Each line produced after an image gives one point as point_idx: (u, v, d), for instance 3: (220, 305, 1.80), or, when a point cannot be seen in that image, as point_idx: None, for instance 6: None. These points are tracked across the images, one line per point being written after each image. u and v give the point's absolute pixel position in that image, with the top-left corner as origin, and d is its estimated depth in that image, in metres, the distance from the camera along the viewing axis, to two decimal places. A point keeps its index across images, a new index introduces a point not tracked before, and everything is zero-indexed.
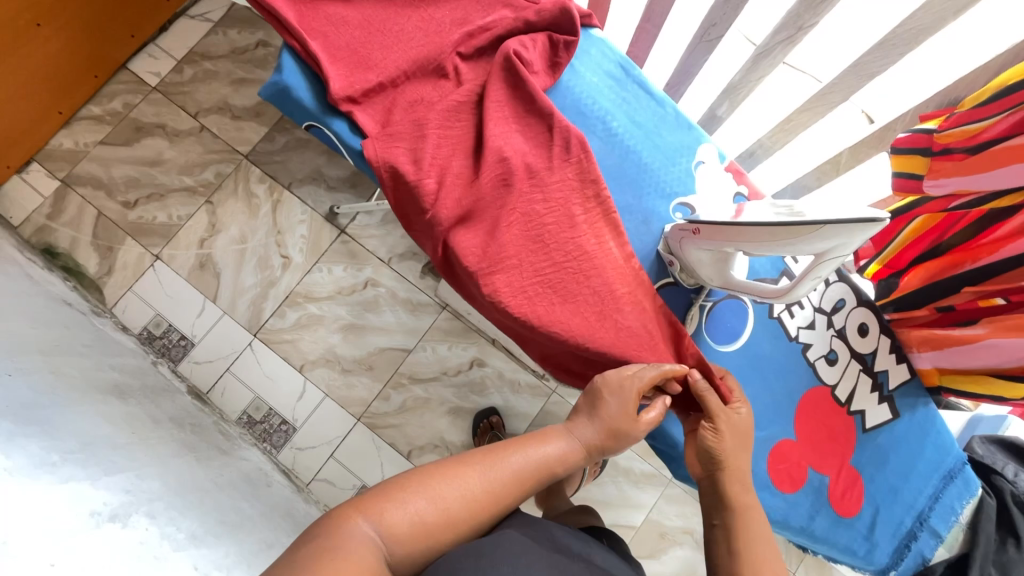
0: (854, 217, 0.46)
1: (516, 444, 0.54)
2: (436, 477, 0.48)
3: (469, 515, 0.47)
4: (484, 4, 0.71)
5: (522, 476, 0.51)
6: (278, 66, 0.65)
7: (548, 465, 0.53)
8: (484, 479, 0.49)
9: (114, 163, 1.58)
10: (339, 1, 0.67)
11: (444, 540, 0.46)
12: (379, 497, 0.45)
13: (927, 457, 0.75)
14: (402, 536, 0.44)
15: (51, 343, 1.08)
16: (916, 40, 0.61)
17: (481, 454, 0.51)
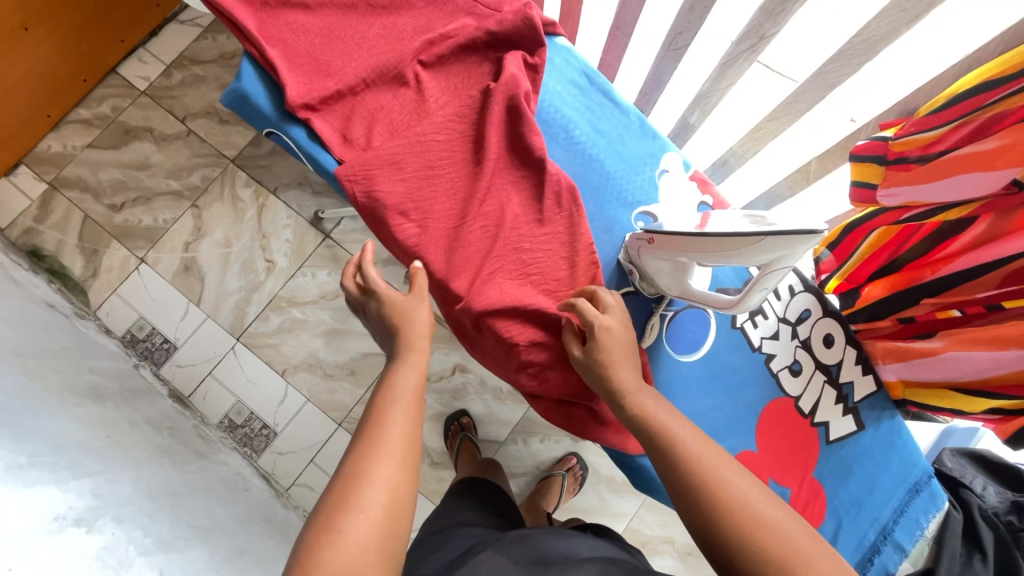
0: (792, 231, 0.46)
1: (379, 399, 0.53)
2: (344, 495, 0.44)
3: (401, 492, 0.46)
4: (447, 11, 0.71)
5: (407, 411, 0.52)
6: (238, 74, 0.66)
7: (417, 390, 0.55)
8: (384, 447, 0.48)
9: (101, 166, 1.59)
10: (299, 8, 0.67)
11: (398, 532, 0.44)
12: (308, 562, 0.40)
13: (892, 470, 0.75)
14: (362, 561, 0.41)
15: (29, 344, 1.08)
16: (872, 50, 0.60)
17: (361, 444, 0.48)
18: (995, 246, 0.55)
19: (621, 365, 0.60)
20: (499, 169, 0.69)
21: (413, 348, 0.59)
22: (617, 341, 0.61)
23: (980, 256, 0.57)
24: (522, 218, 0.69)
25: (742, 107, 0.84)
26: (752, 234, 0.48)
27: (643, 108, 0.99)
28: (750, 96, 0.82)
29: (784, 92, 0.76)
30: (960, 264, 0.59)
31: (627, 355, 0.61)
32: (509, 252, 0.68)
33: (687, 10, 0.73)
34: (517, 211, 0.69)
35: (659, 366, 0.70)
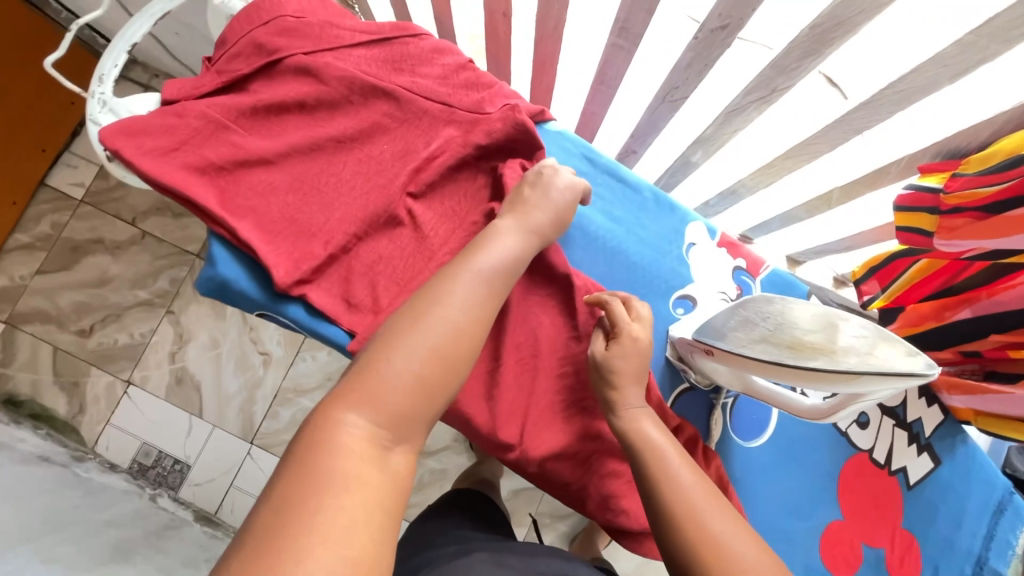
0: (892, 371, 0.42)
1: (460, 259, 0.48)
2: (405, 329, 0.42)
3: (455, 354, 0.43)
4: (423, 126, 0.62)
5: (484, 283, 0.47)
6: (210, 259, 0.57)
7: (505, 258, 0.50)
8: (455, 308, 0.44)
9: (58, 291, 1.46)
10: (261, 165, 0.58)
11: (444, 388, 0.42)
12: (354, 388, 0.39)
13: (975, 496, 0.73)
14: (402, 396, 0.39)
15: (41, 515, 0.93)
16: (907, 99, 0.54)
17: (430, 288, 0.45)
18: None
19: (629, 383, 0.56)
20: (520, 293, 0.63)
21: (531, 226, 0.54)
22: (636, 353, 0.57)
23: None
24: (557, 341, 0.63)
25: (764, 141, 0.75)
26: (843, 372, 0.44)
27: (637, 149, 0.92)
28: (778, 126, 0.73)
29: (833, 115, 0.62)
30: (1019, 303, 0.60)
31: (642, 370, 0.57)
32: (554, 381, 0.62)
33: (685, 67, 0.65)
34: (551, 334, 0.63)
35: (730, 459, 0.66)
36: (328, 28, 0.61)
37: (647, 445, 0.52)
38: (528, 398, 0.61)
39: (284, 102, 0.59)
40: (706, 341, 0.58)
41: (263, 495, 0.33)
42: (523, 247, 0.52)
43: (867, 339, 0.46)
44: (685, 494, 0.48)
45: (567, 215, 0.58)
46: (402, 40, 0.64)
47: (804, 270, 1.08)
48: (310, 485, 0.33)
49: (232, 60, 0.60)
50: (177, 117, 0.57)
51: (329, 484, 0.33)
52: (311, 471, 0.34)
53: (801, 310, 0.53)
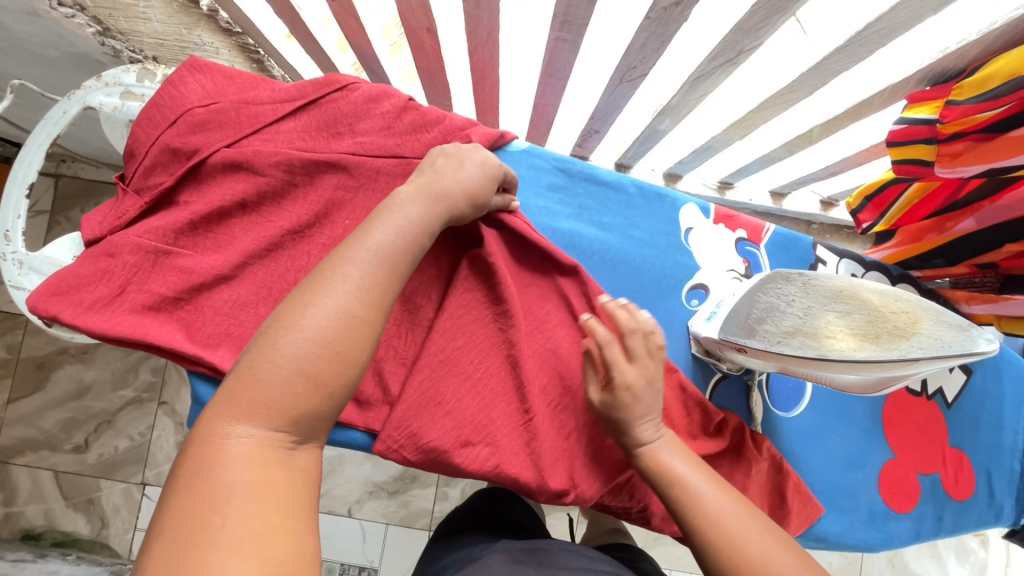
0: (948, 351, 0.41)
1: (353, 233, 0.40)
2: (286, 317, 0.35)
3: (355, 339, 0.36)
4: (380, 186, 0.56)
5: (382, 257, 0.39)
6: (198, 399, 0.52)
7: (406, 225, 0.41)
8: (349, 289, 0.36)
9: (38, 414, 1.36)
10: (219, 283, 0.52)
11: (345, 378, 0.35)
12: (234, 389, 0.33)
13: (1010, 395, 0.74)
14: (288, 393, 0.33)
15: None
16: (888, 36, 0.50)
17: (318, 269, 0.37)
18: None
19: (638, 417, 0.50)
20: (532, 331, 0.58)
21: (448, 196, 0.46)
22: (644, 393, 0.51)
23: None
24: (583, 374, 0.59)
25: (737, 95, 0.71)
26: (899, 359, 0.42)
27: (600, 128, 0.86)
28: (754, 76, 0.67)
29: (804, 66, 0.58)
30: None
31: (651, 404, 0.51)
32: (590, 414, 0.59)
33: (640, 48, 0.59)
34: (572, 363, 0.59)
35: (777, 436, 0.65)
36: (245, 108, 0.54)
37: (674, 476, 0.48)
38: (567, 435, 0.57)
39: (224, 206, 0.53)
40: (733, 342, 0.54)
41: (152, 528, 0.29)
42: (434, 214, 0.44)
43: (908, 316, 0.45)
44: (721, 520, 0.44)
45: (490, 175, 0.50)
46: (330, 98, 0.57)
47: (790, 201, 1.06)
48: (196, 514, 0.29)
49: (150, 174, 0.53)
50: (109, 257, 0.51)
51: (218, 509, 0.29)
52: (202, 495, 0.30)
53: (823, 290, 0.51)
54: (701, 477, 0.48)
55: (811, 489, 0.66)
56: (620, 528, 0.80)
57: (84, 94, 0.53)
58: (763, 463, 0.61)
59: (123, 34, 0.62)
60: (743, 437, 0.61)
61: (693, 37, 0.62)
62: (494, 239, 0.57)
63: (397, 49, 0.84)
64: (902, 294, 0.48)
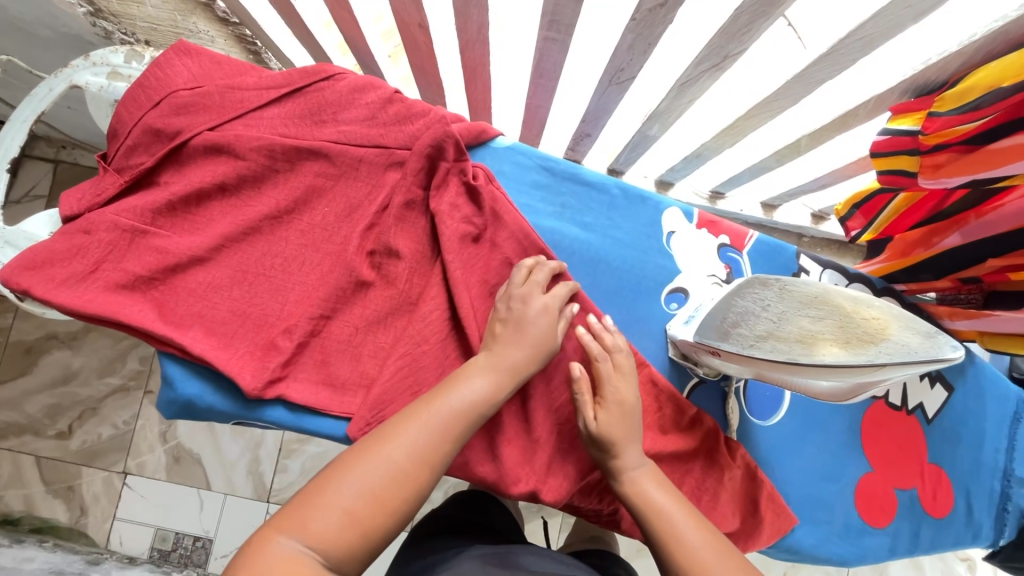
0: (915, 357, 0.41)
1: (430, 396, 0.47)
2: (357, 458, 0.42)
3: (400, 492, 0.42)
4: (363, 176, 0.56)
5: (447, 422, 0.45)
6: (167, 380, 0.51)
7: (470, 399, 0.47)
8: (411, 450, 0.43)
9: (23, 398, 1.36)
10: (195, 265, 0.52)
11: (384, 527, 0.41)
12: (296, 507, 0.39)
13: (992, 413, 0.74)
14: (338, 527, 0.39)
15: None
16: (870, 45, 0.50)
17: (392, 423, 0.45)
18: None
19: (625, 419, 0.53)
20: None
21: (509, 362, 0.50)
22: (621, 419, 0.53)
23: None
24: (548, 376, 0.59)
25: (724, 99, 0.71)
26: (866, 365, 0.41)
27: (591, 132, 0.87)
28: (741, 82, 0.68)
29: (788, 75, 0.59)
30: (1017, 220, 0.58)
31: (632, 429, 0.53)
32: (558, 414, 0.59)
33: (626, 50, 0.60)
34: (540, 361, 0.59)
35: (749, 445, 0.65)
36: (230, 92, 0.54)
37: (651, 507, 0.49)
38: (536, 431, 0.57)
39: (203, 188, 0.53)
40: (708, 343, 0.54)
41: None
42: (498, 387, 0.49)
43: (878, 323, 0.44)
44: (688, 546, 0.46)
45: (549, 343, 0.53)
46: (316, 87, 0.57)
47: (781, 213, 1.06)
48: None
49: (132, 154, 0.53)
50: (85, 233, 0.51)
51: None
52: None
53: (798, 294, 0.50)
54: (681, 510, 0.49)
55: (786, 499, 0.65)
56: (602, 535, 0.78)
57: (71, 73, 0.54)
58: (735, 469, 0.61)
59: (114, 16, 0.63)
60: (717, 441, 0.61)
61: (679, 43, 0.62)
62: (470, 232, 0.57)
63: (395, 56, 0.87)
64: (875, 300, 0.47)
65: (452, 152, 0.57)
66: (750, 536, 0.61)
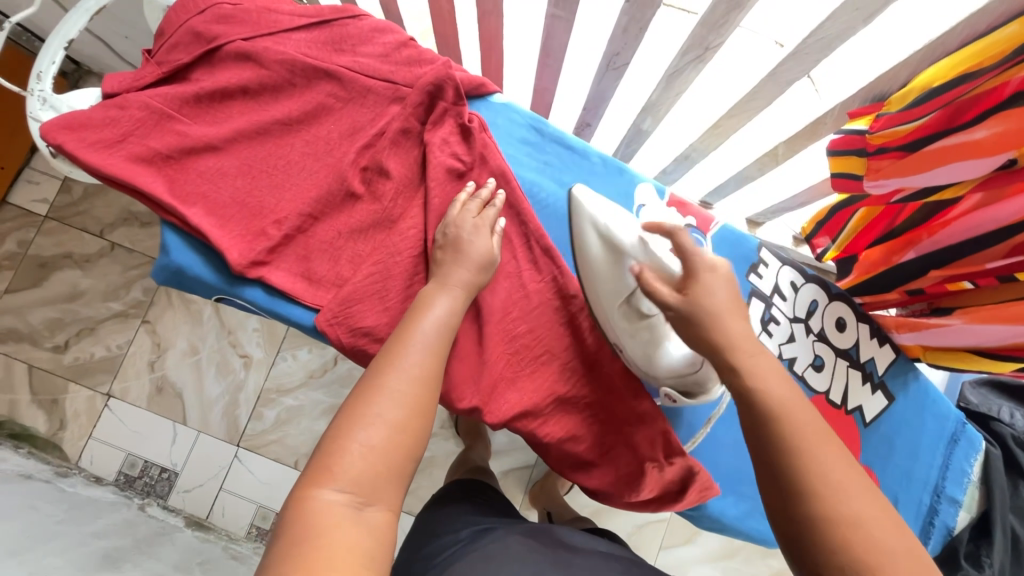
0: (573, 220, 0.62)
1: (401, 329, 0.52)
2: (360, 404, 0.46)
3: (413, 420, 0.47)
4: (369, 103, 0.63)
5: (426, 348, 0.51)
6: (163, 248, 0.57)
7: (443, 325, 0.53)
8: (407, 379, 0.48)
9: (28, 308, 1.42)
10: (208, 151, 0.59)
11: (407, 451, 0.45)
12: (324, 462, 0.42)
13: (930, 429, 0.77)
14: (370, 463, 0.43)
15: (19, 531, 0.86)
16: (830, 46, 0.56)
17: (379, 362, 0.49)
18: (981, 221, 0.55)
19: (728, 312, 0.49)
20: None
21: (461, 284, 0.56)
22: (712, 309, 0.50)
23: (971, 229, 0.57)
24: (502, 310, 0.64)
25: (710, 99, 0.77)
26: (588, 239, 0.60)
27: (590, 121, 0.94)
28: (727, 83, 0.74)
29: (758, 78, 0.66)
30: (957, 234, 0.58)
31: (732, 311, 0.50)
32: (509, 344, 0.65)
33: (622, 33, 0.67)
34: (500, 297, 0.65)
35: (678, 417, 0.72)
36: (266, 13, 0.62)
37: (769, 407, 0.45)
38: (488, 358, 0.63)
39: (227, 88, 0.60)
40: (676, 393, 0.62)
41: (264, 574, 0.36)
42: (456, 304, 0.55)
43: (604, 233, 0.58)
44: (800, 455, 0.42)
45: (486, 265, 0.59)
46: (341, 22, 0.64)
47: (765, 230, 1.11)
48: (308, 553, 0.36)
49: (171, 51, 0.60)
50: (119, 109, 0.58)
51: (321, 552, 0.36)
52: (309, 544, 0.37)
53: (612, 295, 0.59)
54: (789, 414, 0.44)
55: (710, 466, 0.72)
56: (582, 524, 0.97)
57: None
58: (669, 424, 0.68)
59: None
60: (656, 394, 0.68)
61: None
62: (456, 167, 0.63)
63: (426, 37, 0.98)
64: (600, 256, 0.58)
65: (451, 94, 0.63)
66: (679, 493, 0.67)
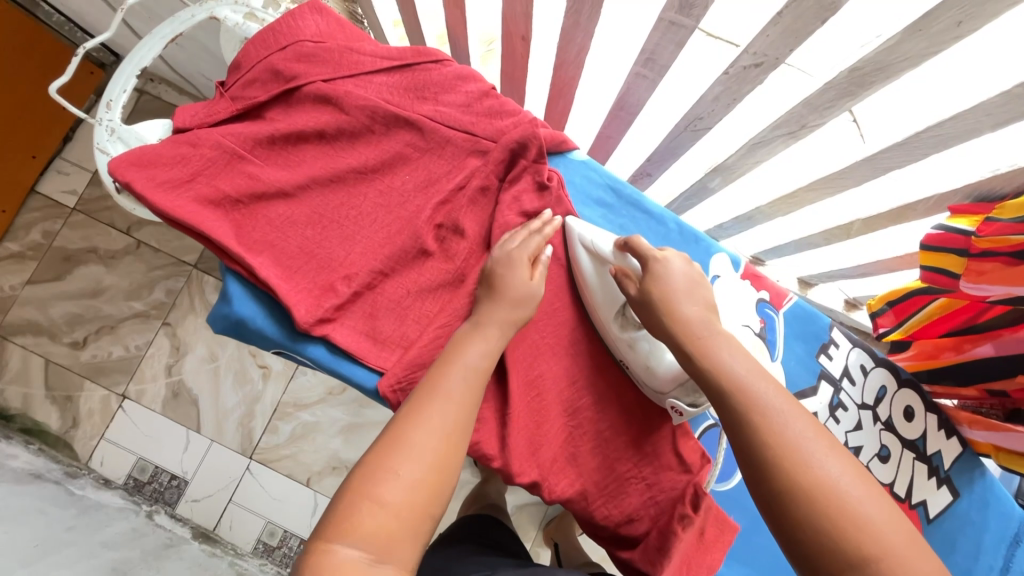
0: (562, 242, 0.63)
1: (439, 363, 0.46)
2: (389, 444, 0.39)
3: (447, 468, 0.39)
4: (447, 155, 0.60)
5: (466, 386, 0.45)
6: (226, 297, 0.54)
7: (483, 363, 0.47)
8: (444, 420, 0.41)
9: (50, 301, 1.39)
10: (279, 198, 0.56)
11: (435, 504, 0.37)
12: (342, 512, 0.35)
13: (994, 529, 0.73)
14: (392, 515, 0.35)
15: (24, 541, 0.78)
16: (943, 144, 0.53)
17: (414, 398, 0.43)
18: None
19: (681, 298, 0.48)
20: (538, 323, 0.62)
21: (501, 318, 0.51)
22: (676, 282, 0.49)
23: None
24: (567, 380, 0.61)
25: (791, 169, 0.74)
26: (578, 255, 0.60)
27: (653, 171, 0.91)
28: (810, 155, 0.71)
29: (843, 163, 0.64)
30: None
31: (690, 288, 0.49)
32: (571, 418, 0.61)
33: (711, 99, 0.63)
34: (565, 366, 0.62)
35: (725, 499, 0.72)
36: (348, 53, 0.59)
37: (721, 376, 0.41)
38: (550, 433, 0.60)
39: (303, 131, 0.57)
40: (683, 404, 0.54)
41: None
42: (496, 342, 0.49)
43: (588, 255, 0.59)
44: (782, 433, 0.37)
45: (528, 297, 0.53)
46: (424, 66, 0.61)
47: (816, 292, 1.09)
48: None
49: (248, 87, 0.58)
50: (191, 146, 0.55)
51: None
52: None
53: (605, 310, 0.58)
54: (760, 381, 0.40)
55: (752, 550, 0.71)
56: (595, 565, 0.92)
57: (214, 6, 0.59)
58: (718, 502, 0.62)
59: None
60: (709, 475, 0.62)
61: (753, 110, 0.66)
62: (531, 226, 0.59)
63: (487, 59, 0.91)
64: (590, 273, 0.59)
65: (534, 153, 0.59)
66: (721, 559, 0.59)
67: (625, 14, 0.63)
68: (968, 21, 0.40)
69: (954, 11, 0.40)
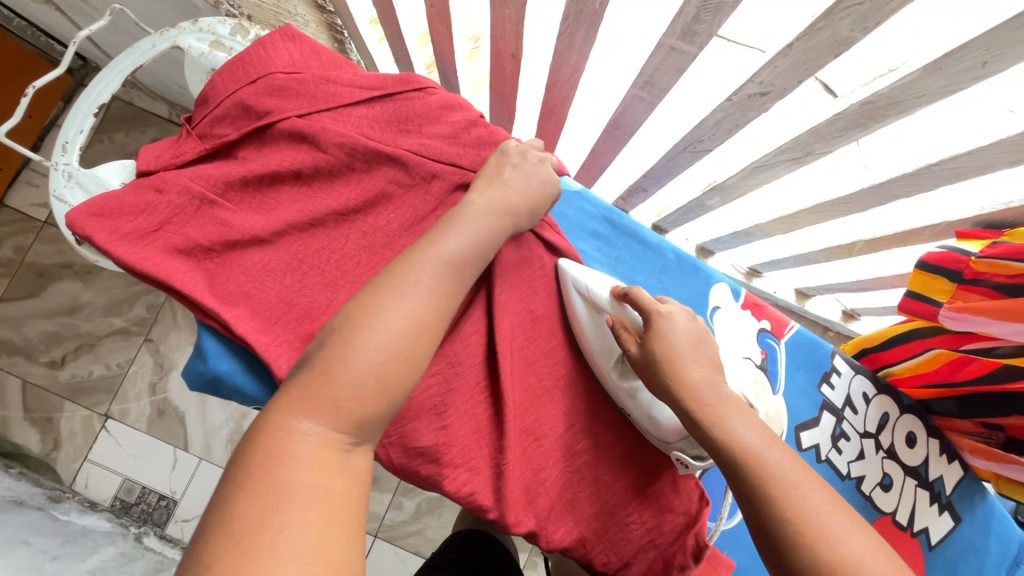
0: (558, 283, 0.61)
1: (422, 239, 0.44)
2: (363, 316, 0.37)
3: (420, 345, 0.38)
4: (434, 191, 0.56)
5: (448, 265, 0.42)
6: (200, 353, 0.51)
7: (471, 240, 0.45)
8: (421, 295, 0.40)
9: (23, 320, 1.31)
10: (253, 245, 0.52)
11: (405, 384, 0.37)
12: (308, 386, 0.34)
13: (993, 553, 0.73)
14: (360, 391, 0.35)
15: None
16: (958, 177, 0.50)
17: (393, 269, 0.40)
18: None
19: (687, 357, 0.46)
20: (534, 363, 0.59)
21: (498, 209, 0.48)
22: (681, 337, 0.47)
23: None
24: (565, 424, 0.59)
25: (790, 194, 0.72)
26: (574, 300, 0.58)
27: (648, 186, 0.88)
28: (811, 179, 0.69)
29: (849, 190, 0.62)
30: None
31: (696, 348, 0.47)
32: (569, 462, 0.59)
33: (713, 125, 0.60)
34: (563, 407, 0.59)
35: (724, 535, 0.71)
36: (324, 84, 0.55)
37: (737, 448, 0.40)
38: (548, 481, 0.57)
39: (278, 171, 0.54)
40: (688, 457, 0.52)
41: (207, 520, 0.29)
42: (491, 228, 0.47)
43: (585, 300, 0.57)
44: (806, 509, 0.36)
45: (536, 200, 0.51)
46: (406, 96, 0.58)
47: (813, 303, 1.11)
48: (261, 506, 0.28)
49: (217, 124, 0.54)
50: (156, 192, 0.51)
51: (282, 507, 0.29)
52: (267, 489, 0.29)
53: (602, 358, 0.57)
54: (775, 452, 0.40)
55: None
56: None
57: (177, 34, 0.56)
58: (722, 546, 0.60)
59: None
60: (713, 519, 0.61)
61: (758, 133, 0.63)
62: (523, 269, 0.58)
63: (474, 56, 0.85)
64: (584, 319, 0.57)
65: None
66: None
67: (622, 36, 0.60)
68: (994, 62, 0.38)
69: (979, 52, 0.37)
